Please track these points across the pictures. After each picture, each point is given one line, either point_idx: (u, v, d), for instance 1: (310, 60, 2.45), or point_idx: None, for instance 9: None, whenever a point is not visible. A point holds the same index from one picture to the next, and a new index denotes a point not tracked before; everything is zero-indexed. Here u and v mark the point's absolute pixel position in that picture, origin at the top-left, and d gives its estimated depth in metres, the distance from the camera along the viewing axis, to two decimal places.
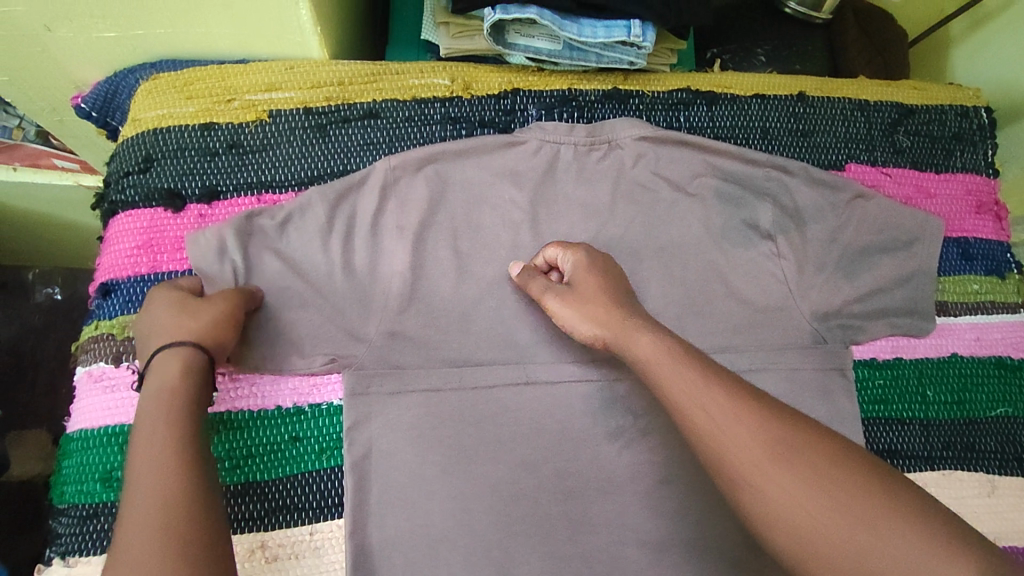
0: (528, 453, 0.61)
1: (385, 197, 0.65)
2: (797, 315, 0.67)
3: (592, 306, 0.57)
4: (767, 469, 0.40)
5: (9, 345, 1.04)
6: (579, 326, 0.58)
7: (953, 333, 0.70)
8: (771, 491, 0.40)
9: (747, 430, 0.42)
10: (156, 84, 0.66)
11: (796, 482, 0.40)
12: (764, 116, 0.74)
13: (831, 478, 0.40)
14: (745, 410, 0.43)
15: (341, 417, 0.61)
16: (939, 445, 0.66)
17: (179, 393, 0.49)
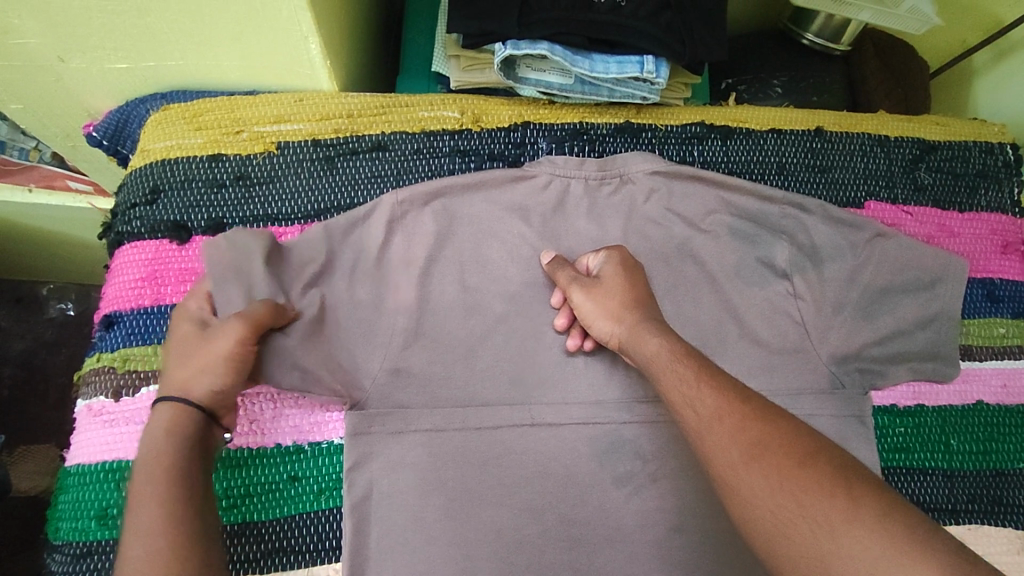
0: (532, 498, 0.59)
1: (391, 231, 0.64)
2: (814, 358, 0.65)
3: (605, 309, 0.59)
4: (744, 478, 0.41)
5: (21, 359, 1.05)
6: (598, 324, 0.59)
7: (979, 380, 0.67)
8: (748, 497, 0.41)
9: (729, 436, 0.43)
10: (165, 115, 0.66)
11: (773, 492, 0.40)
12: (780, 151, 0.72)
13: (804, 483, 0.39)
14: (732, 420, 0.44)
15: (341, 457, 0.59)
16: (965, 497, 0.63)
17: (179, 422, 0.50)
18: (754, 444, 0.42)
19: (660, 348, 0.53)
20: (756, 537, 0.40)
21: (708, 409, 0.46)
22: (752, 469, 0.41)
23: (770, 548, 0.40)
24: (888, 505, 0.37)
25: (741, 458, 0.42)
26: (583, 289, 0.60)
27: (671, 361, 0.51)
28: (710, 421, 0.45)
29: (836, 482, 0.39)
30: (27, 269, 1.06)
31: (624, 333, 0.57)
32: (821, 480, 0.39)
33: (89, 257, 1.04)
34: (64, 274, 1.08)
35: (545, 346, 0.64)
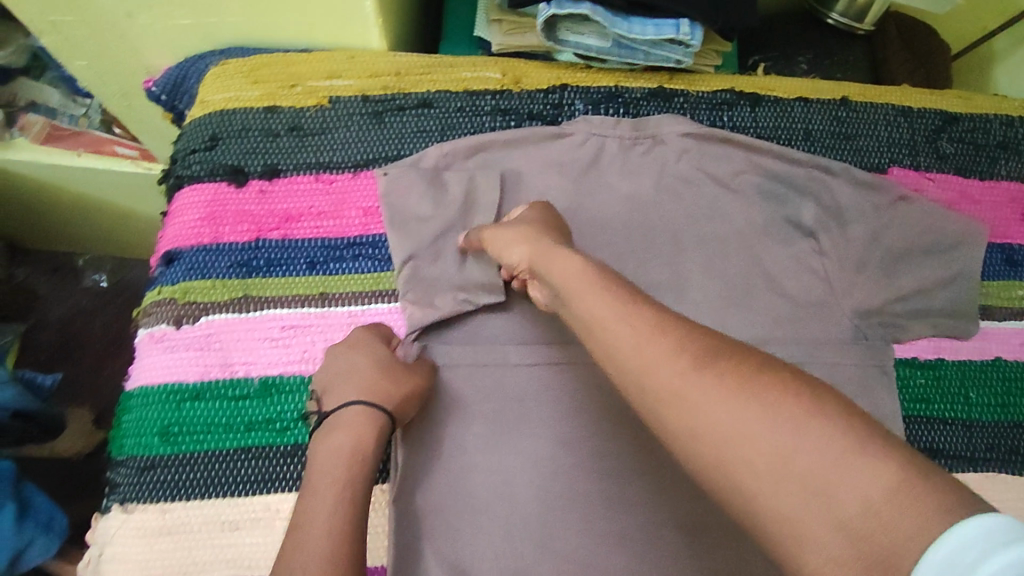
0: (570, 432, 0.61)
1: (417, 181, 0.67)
2: (838, 312, 0.67)
3: (522, 237, 0.58)
4: (685, 397, 0.39)
5: (58, 327, 1.09)
6: (515, 252, 0.57)
7: (997, 337, 0.69)
8: (690, 416, 0.38)
9: (671, 351, 0.41)
10: (225, 70, 0.71)
11: (724, 402, 0.37)
12: (808, 118, 0.75)
13: (755, 389, 0.37)
14: (666, 344, 0.41)
15: None
16: (983, 446, 0.65)
17: (365, 446, 0.52)
18: (697, 361, 0.40)
19: (574, 270, 0.50)
20: (705, 458, 0.37)
21: (653, 324, 0.43)
22: (700, 378, 0.39)
23: (721, 462, 0.36)
24: (831, 403, 0.36)
25: (682, 375, 0.39)
26: (500, 229, 0.61)
27: (588, 287, 0.47)
28: (647, 339, 0.42)
29: (787, 382, 0.37)
30: (60, 240, 1.11)
31: (538, 260, 0.54)
32: (756, 378, 0.38)
33: (123, 226, 1.08)
34: (94, 244, 1.13)
35: None
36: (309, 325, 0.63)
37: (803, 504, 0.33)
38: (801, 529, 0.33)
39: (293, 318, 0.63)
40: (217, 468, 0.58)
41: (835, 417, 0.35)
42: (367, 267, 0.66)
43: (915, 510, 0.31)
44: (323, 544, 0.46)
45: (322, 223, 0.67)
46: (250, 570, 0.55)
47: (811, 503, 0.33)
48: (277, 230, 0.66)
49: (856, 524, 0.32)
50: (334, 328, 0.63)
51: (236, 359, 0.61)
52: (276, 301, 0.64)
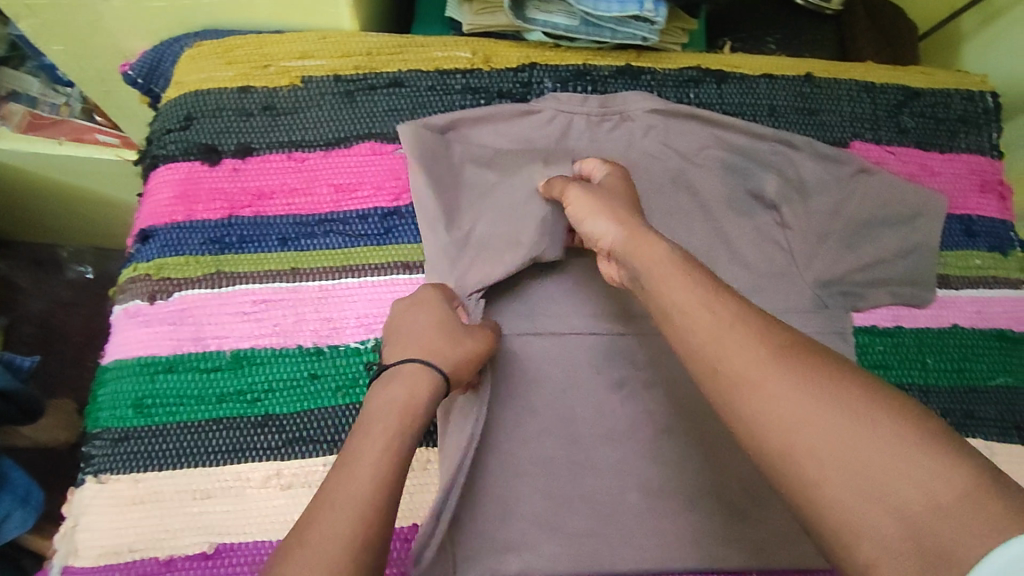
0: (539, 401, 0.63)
1: (464, 160, 0.70)
2: (799, 282, 0.69)
3: (605, 211, 0.58)
4: (763, 384, 0.41)
5: (41, 318, 1.11)
6: (602, 226, 0.58)
7: (954, 305, 0.71)
8: (770, 405, 0.41)
9: (751, 341, 0.43)
10: (199, 51, 0.72)
11: (798, 391, 0.40)
12: (772, 95, 0.77)
13: (831, 385, 0.40)
14: (750, 338, 0.44)
15: (360, 358, 0.63)
16: (939, 410, 0.67)
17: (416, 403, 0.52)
18: (779, 353, 0.43)
19: (661, 258, 0.51)
20: (773, 449, 0.40)
21: (729, 313, 0.45)
22: (780, 369, 0.42)
23: (788, 454, 0.39)
24: (917, 414, 0.38)
25: (763, 363, 0.42)
26: (582, 193, 0.61)
27: (676, 273, 0.49)
28: (723, 328, 0.45)
29: (868, 391, 0.40)
30: (44, 231, 1.11)
31: (621, 243, 0.55)
32: (830, 372, 0.41)
33: (105, 216, 1.08)
34: (76, 236, 1.13)
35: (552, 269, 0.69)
36: (280, 298, 0.65)
37: (864, 496, 0.36)
38: (856, 519, 0.36)
39: (264, 293, 0.64)
40: (189, 438, 0.59)
41: (903, 416, 0.38)
42: (338, 243, 0.67)
43: (979, 519, 0.33)
44: (363, 494, 0.46)
45: (294, 200, 0.68)
46: (221, 536, 0.57)
47: (872, 495, 0.36)
48: (250, 207, 0.68)
49: (918, 518, 0.35)
50: (305, 303, 0.65)
51: (209, 333, 0.63)
52: (248, 277, 0.65)
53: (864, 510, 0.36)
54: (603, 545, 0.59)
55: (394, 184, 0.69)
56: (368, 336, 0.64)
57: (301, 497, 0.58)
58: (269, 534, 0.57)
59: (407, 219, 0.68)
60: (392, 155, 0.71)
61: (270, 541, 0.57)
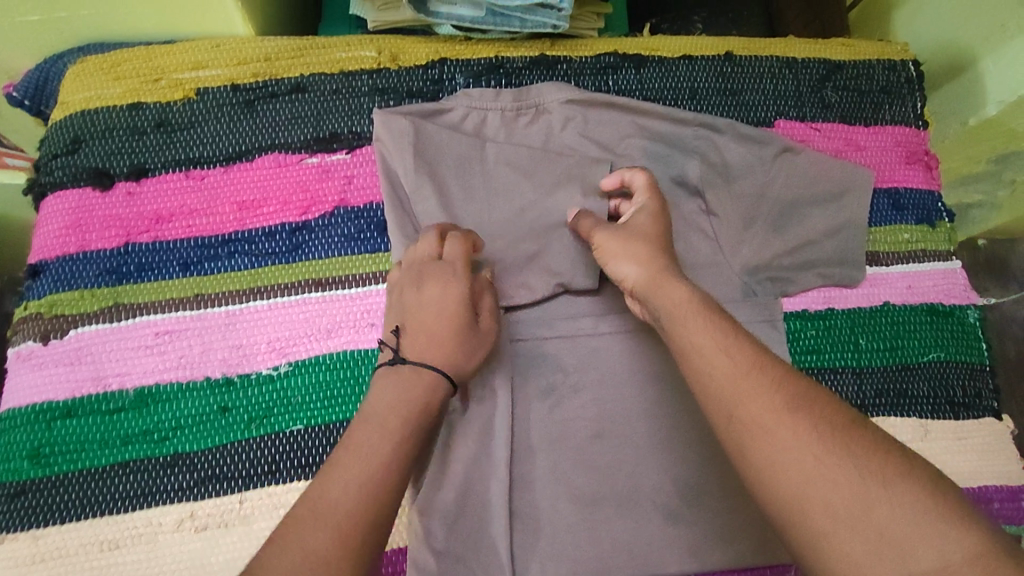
0: (472, 415, 0.60)
1: (451, 169, 0.66)
2: (727, 270, 0.67)
3: (627, 253, 0.56)
4: (777, 425, 0.41)
5: None
6: (622, 266, 0.56)
7: (885, 282, 0.70)
8: (783, 446, 0.41)
9: (766, 390, 0.44)
10: (83, 68, 0.67)
11: (805, 439, 0.40)
12: (693, 77, 0.74)
13: (846, 443, 0.40)
14: (760, 380, 0.44)
15: (271, 386, 0.60)
16: (872, 392, 0.66)
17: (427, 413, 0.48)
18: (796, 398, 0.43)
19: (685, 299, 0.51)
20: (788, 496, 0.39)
21: (742, 360, 0.46)
22: (795, 418, 0.42)
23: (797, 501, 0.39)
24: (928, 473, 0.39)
25: (782, 405, 0.42)
26: (611, 232, 0.59)
27: (696, 313, 0.50)
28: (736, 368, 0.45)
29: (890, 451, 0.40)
30: None
31: (644, 285, 0.54)
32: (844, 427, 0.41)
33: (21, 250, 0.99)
34: None
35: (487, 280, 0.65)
36: (185, 328, 0.61)
37: (883, 559, 0.36)
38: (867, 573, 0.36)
39: (166, 324, 0.61)
40: (91, 486, 0.56)
41: (918, 476, 0.38)
42: (243, 264, 0.63)
43: None
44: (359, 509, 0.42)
45: (195, 221, 0.64)
46: None
47: (889, 561, 0.36)
48: (147, 232, 0.63)
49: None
50: (210, 331, 0.61)
51: (109, 372, 0.59)
52: (149, 308, 0.61)
53: (876, 567, 0.36)
54: (532, 561, 0.57)
55: (301, 197, 0.66)
56: (280, 362, 0.61)
57: (215, 539, 0.56)
58: None
59: (315, 234, 0.65)
60: (298, 166, 0.67)
61: None
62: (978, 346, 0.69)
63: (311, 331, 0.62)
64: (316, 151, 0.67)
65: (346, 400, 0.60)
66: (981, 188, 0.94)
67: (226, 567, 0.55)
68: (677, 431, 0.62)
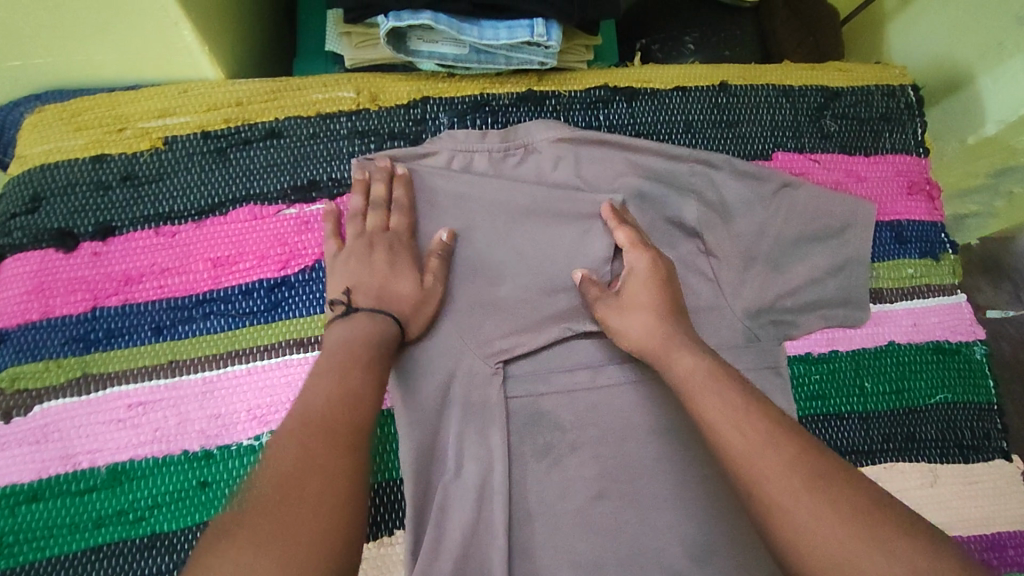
0: (469, 475, 0.57)
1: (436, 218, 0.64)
2: (728, 314, 0.65)
3: (638, 319, 0.57)
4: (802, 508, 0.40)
5: None
6: (630, 336, 0.57)
7: (890, 321, 0.67)
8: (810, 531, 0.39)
9: (784, 466, 0.42)
10: (41, 118, 0.63)
11: (834, 522, 0.39)
12: (687, 109, 0.71)
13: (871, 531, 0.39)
14: (778, 457, 0.42)
15: (253, 458, 0.57)
16: (880, 437, 0.64)
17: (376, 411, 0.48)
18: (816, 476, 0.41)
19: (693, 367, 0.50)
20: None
21: (758, 433, 0.44)
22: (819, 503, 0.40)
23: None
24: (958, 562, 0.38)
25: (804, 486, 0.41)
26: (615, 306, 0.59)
27: (707, 382, 0.49)
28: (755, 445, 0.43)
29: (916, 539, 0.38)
30: None
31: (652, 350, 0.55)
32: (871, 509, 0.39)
33: None
34: None
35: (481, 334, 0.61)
36: (159, 398, 0.57)
37: None
38: None
39: (140, 394, 0.57)
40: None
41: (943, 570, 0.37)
42: (220, 326, 0.60)
43: None
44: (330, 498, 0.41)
45: (167, 281, 0.61)
46: None
47: None
48: (116, 295, 0.60)
49: None
50: (187, 400, 0.58)
51: (79, 448, 0.56)
52: (121, 378, 0.58)
53: None
54: None
55: (279, 252, 0.62)
56: (262, 431, 0.57)
57: None
58: None
59: (295, 290, 0.62)
60: (275, 218, 0.63)
61: None
62: (985, 383, 0.67)
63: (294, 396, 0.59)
64: (293, 201, 0.64)
65: None
66: (980, 199, 0.91)
67: None
68: (678, 488, 0.60)
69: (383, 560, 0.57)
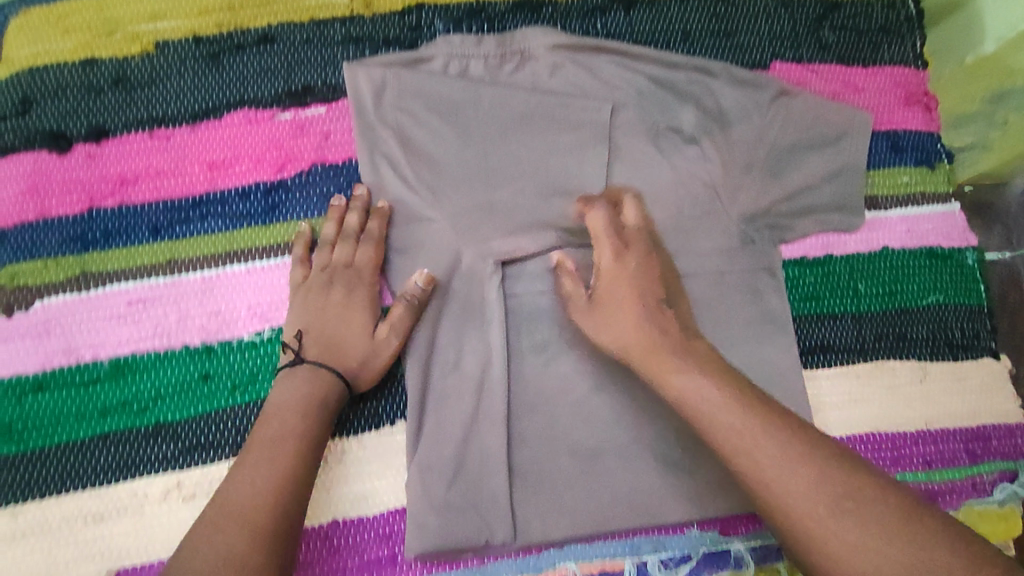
0: (469, 367, 0.58)
1: (432, 123, 0.63)
2: (723, 218, 0.65)
3: (631, 319, 0.55)
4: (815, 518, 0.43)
5: None
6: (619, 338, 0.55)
7: (885, 227, 0.68)
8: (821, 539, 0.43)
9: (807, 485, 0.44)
10: (29, 21, 0.62)
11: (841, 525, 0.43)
12: (685, 18, 0.71)
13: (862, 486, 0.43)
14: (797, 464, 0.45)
15: (254, 352, 0.58)
16: (872, 336, 0.65)
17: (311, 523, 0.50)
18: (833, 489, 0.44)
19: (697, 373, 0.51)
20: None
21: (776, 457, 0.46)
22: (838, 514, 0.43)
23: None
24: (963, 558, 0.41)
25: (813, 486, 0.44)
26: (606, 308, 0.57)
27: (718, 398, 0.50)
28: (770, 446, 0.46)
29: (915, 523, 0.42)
30: None
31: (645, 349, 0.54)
32: None
33: None
34: None
35: (480, 238, 0.61)
36: (159, 295, 0.58)
37: None
38: None
39: (140, 291, 0.58)
40: (72, 461, 0.54)
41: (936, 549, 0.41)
42: (217, 227, 0.60)
43: None
44: None
45: (162, 183, 0.60)
46: (122, 559, 0.54)
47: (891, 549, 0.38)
48: (112, 196, 0.59)
49: None
50: (186, 297, 0.58)
51: (81, 343, 0.56)
52: (120, 275, 0.58)
53: None
54: (534, 515, 0.56)
55: (275, 155, 0.62)
56: (263, 327, 0.58)
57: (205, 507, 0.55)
58: None
59: (292, 192, 0.61)
60: (270, 121, 0.63)
61: None
62: (977, 288, 0.68)
63: None
64: (288, 106, 0.63)
65: None
66: None
67: None
68: None
69: (386, 448, 0.58)
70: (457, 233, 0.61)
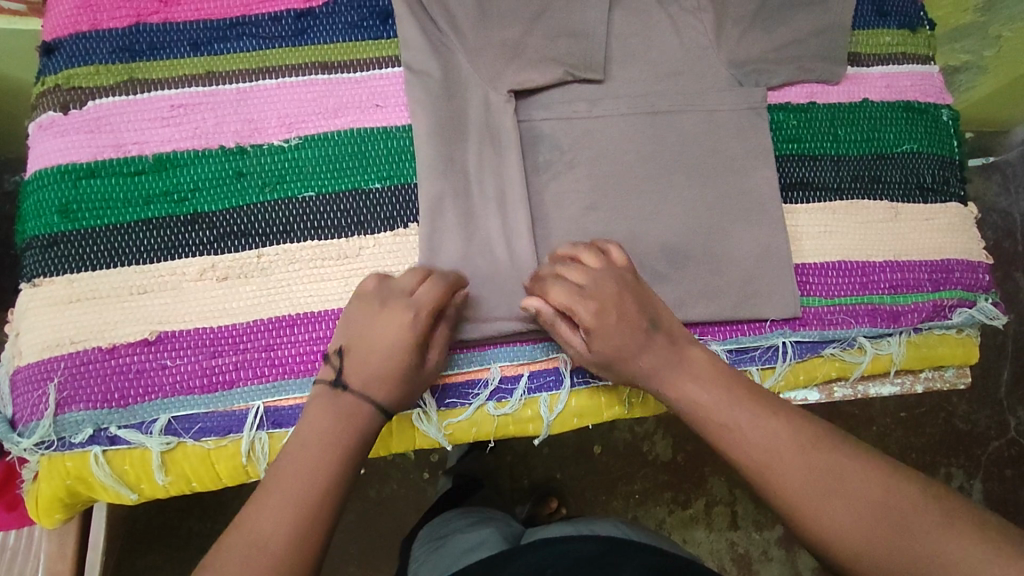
0: (487, 184, 0.64)
1: None
2: (714, 62, 0.70)
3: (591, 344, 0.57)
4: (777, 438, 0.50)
5: None
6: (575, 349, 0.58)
7: (865, 81, 0.73)
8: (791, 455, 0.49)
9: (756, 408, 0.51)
10: None
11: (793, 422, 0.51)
12: None
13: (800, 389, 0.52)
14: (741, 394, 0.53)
15: (283, 156, 0.64)
16: (849, 177, 0.70)
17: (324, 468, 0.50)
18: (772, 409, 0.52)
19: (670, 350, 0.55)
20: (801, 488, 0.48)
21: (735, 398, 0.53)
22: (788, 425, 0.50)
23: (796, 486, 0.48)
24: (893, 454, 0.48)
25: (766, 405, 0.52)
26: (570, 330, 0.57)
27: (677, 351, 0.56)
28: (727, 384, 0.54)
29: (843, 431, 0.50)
30: None
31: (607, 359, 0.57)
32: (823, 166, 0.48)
33: None
34: None
35: (493, 71, 0.65)
36: (198, 102, 0.64)
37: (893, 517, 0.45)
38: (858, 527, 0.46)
39: (183, 98, 0.63)
40: (118, 239, 0.60)
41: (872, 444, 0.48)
42: (250, 46, 0.66)
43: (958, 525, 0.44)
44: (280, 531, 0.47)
45: (204, 5, 0.66)
46: (162, 326, 0.59)
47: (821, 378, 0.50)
48: (158, 14, 0.65)
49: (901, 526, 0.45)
50: (223, 105, 0.64)
51: (128, 139, 0.62)
52: (164, 83, 0.64)
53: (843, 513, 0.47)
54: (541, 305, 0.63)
55: None
56: (290, 134, 0.64)
57: (235, 286, 0.61)
58: (209, 321, 0.60)
59: (320, 19, 0.67)
60: None
61: (210, 328, 0.60)
62: (949, 141, 0.74)
63: (319, 110, 0.65)
64: None
65: (354, 172, 0.64)
66: (969, 46, 0.95)
67: (247, 311, 0.60)
68: (662, 213, 0.66)
69: (401, 247, 0.64)
70: (474, 65, 0.65)
